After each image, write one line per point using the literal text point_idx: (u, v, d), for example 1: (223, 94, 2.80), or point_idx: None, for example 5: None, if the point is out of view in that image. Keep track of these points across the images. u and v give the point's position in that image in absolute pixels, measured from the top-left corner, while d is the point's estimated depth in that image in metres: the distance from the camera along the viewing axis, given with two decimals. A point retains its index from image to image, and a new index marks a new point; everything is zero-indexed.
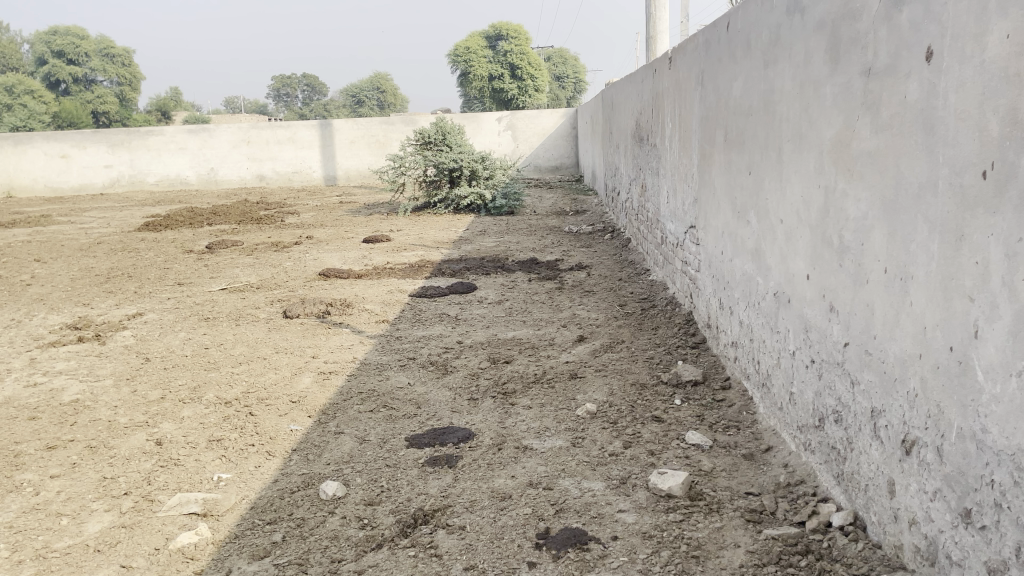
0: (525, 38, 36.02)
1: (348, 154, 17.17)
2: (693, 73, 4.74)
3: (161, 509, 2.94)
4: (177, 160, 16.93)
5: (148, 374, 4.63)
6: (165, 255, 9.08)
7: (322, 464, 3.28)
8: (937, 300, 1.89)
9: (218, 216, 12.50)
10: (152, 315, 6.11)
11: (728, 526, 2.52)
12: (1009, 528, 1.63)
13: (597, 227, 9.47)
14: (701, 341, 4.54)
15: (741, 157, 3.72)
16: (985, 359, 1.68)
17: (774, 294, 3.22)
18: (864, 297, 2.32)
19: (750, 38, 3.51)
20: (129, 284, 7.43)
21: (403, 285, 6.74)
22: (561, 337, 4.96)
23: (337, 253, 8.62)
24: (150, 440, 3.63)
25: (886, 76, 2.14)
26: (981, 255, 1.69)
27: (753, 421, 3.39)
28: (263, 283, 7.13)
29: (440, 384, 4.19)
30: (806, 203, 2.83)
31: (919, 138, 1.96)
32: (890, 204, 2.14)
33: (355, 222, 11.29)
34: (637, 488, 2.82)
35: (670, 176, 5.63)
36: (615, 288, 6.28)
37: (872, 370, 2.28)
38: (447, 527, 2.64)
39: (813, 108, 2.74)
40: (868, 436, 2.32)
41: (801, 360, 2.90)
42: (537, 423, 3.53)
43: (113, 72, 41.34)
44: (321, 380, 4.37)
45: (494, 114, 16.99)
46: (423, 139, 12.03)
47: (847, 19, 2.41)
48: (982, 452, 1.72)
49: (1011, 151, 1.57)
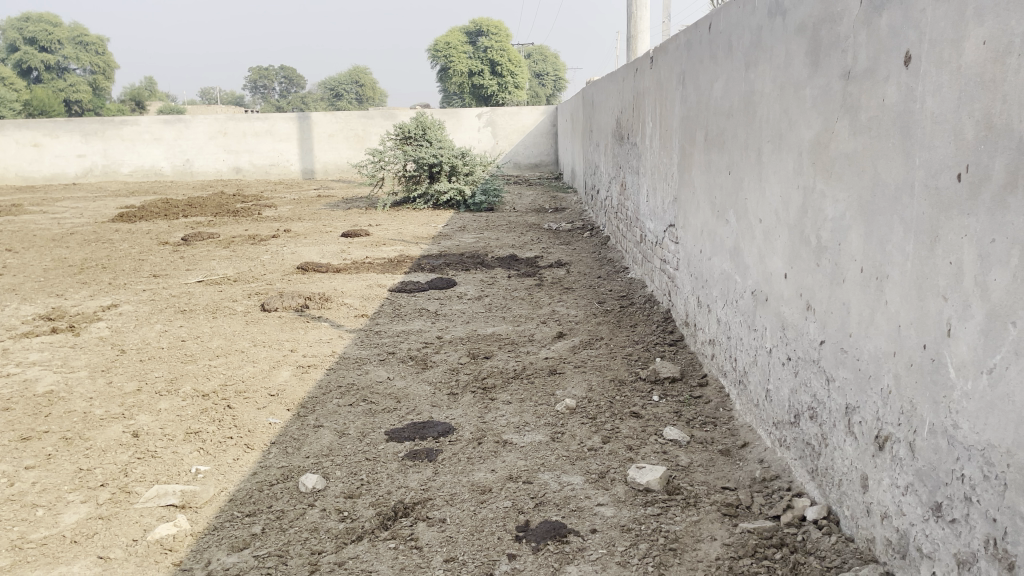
0: (505, 35, 35.95)
1: (327, 147, 17.07)
2: (675, 73, 4.77)
3: (138, 500, 2.93)
4: (152, 150, 16.73)
5: (124, 365, 4.59)
6: (140, 247, 8.99)
7: (302, 456, 3.28)
8: (912, 300, 1.93)
9: (193, 208, 12.39)
10: (127, 306, 6.05)
11: (705, 519, 2.56)
12: (979, 521, 1.67)
13: (576, 225, 9.51)
14: (679, 338, 4.59)
15: (720, 157, 3.77)
16: (957, 357, 1.73)
17: (752, 293, 3.27)
18: (841, 295, 2.37)
19: (732, 39, 3.56)
20: (103, 275, 7.34)
21: (382, 280, 6.74)
22: (540, 333, 4.99)
23: (316, 247, 8.59)
24: (127, 432, 3.61)
25: (865, 80, 2.19)
26: (955, 255, 1.74)
27: (729, 417, 3.44)
28: (240, 276, 7.08)
29: (420, 378, 4.20)
30: (785, 204, 2.87)
31: (896, 140, 2.01)
32: (867, 205, 2.19)
33: (333, 216, 11.25)
34: (616, 482, 2.86)
35: (650, 175, 5.69)
36: (593, 285, 6.33)
37: (847, 368, 2.33)
38: (427, 520, 2.65)
39: (793, 109, 2.78)
40: (842, 432, 2.37)
41: (778, 357, 2.95)
42: (517, 418, 3.55)
43: (87, 60, 40.73)
44: (300, 374, 4.36)
45: (474, 110, 16.98)
46: (403, 134, 12.00)
47: (827, 23, 2.46)
48: (953, 447, 1.76)
49: (986, 154, 1.62)
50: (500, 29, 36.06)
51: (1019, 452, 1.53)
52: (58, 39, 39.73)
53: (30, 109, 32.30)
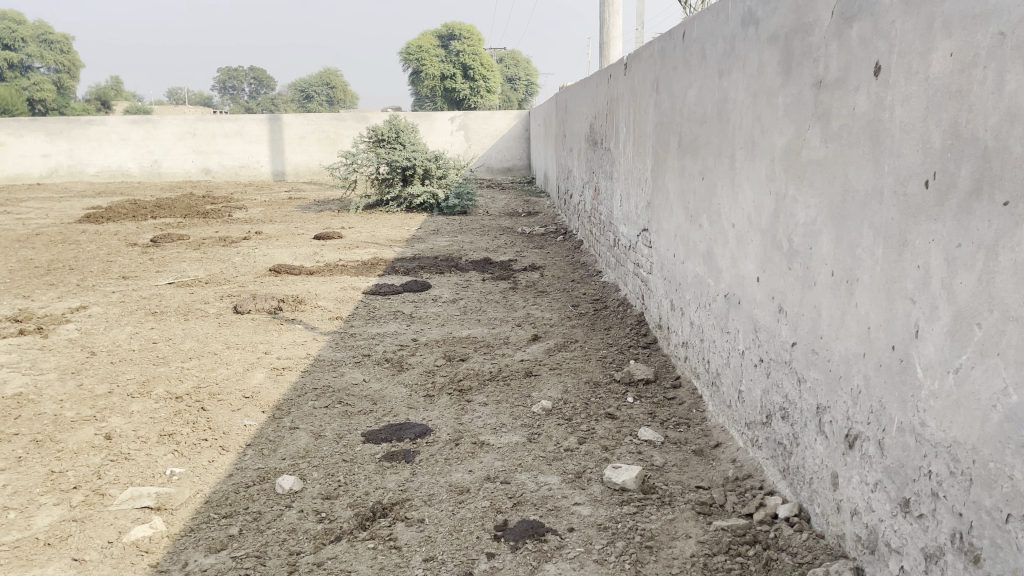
0: (478, 39, 35.99)
1: (299, 149, 16.97)
2: (649, 79, 4.84)
3: (113, 502, 2.91)
4: (119, 151, 16.49)
5: (95, 367, 4.54)
6: (108, 248, 8.87)
7: (278, 458, 3.27)
8: (881, 302, 1.99)
9: (162, 209, 12.24)
10: (96, 308, 5.98)
11: (680, 518, 2.61)
12: (945, 516, 1.73)
13: (550, 229, 9.57)
14: (653, 341, 4.65)
15: (694, 163, 3.83)
16: (925, 357, 1.79)
17: (725, 296, 3.33)
18: (812, 298, 2.43)
19: (706, 47, 3.62)
20: (71, 277, 7.24)
21: (356, 282, 6.73)
22: (515, 335, 5.02)
23: (288, 250, 8.54)
24: (99, 434, 3.57)
25: (836, 89, 2.26)
26: (922, 259, 1.80)
27: (702, 419, 3.50)
28: (212, 278, 7.02)
29: (396, 380, 4.22)
30: (757, 208, 2.94)
31: (866, 147, 2.07)
32: (838, 210, 2.25)
33: (305, 218, 11.19)
34: (592, 482, 2.90)
35: (624, 180, 5.75)
36: (568, 289, 6.37)
37: (818, 368, 2.40)
38: (406, 520, 2.67)
39: (765, 117, 2.85)
40: (813, 431, 2.43)
41: (750, 359, 3.01)
42: (493, 419, 3.58)
43: (51, 59, 40.00)
44: (275, 376, 4.34)
45: (447, 113, 16.99)
46: (376, 137, 11.98)
47: (799, 33, 2.53)
48: (921, 445, 1.82)
49: (952, 162, 1.68)
50: (469, 32, 36.04)
51: (984, 448, 1.59)
52: (22, 37, 39.00)
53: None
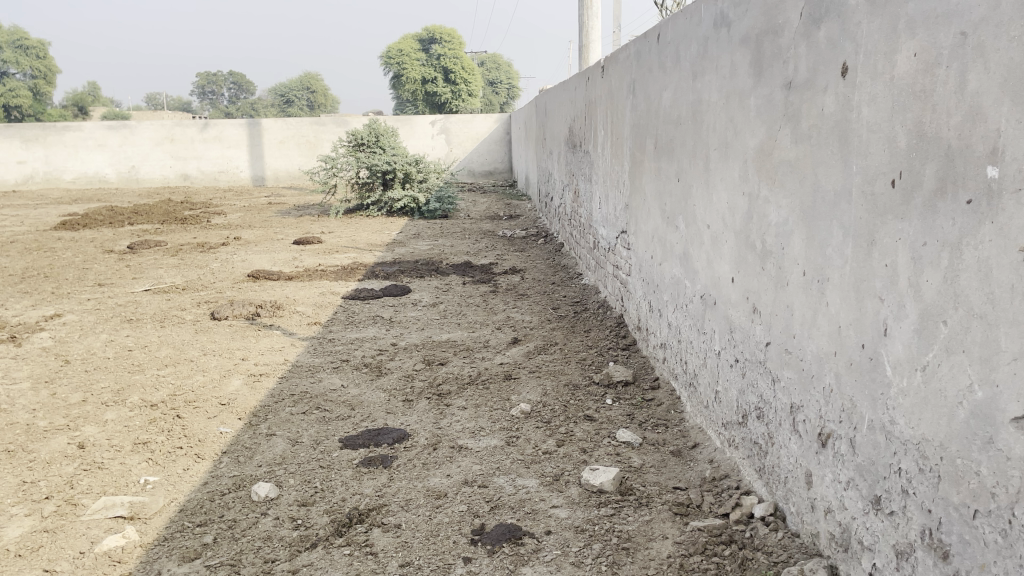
0: (459, 43, 36.02)
1: (278, 154, 16.88)
2: (625, 81, 4.85)
3: (85, 512, 2.87)
4: (96, 157, 16.34)
5: (69, 376, 4.48)
6: (84, 255, 8.77)
7: (254, 465, 3.24)
8: (851, 301, 2.01)
9: (139, 215, 12.12)
10: (71, 316, 5.91)
11: (657, 519, 2.61)
12: (915, 512, 1.74)
13: (531, 232, 9.57)
14: (632, 343, 4.66)
15: (670, 164, 3.84)
16: (894, 355, 1.81)
17: (701, 297, 3.35)
18: (785, 298, 2.44)
19: (679, 49, 3.64)
20: (46, 284, 7.16)
21: (334, 287, 6.69)
22: (495, 339, 5.02)
23: (267, 255, 8.49)
24: (72, 444, 3.53)
25: (806, 90, 2.27)
26: (890, 258, 1.81)
27: (680, 419, 3.51)
28: (189, 284, 6.96)
29: (374, 385, 4.19)
30: (731, 209, 2.95)
31: (835, 148, 2.09)
32: (808, 210, 2.27)
33: (285, 223, 11.13)
34: (570, 484, 2.89)
35: (602, 183, 5.77)
36: (548, 292, 6.38)
37: (791, 368, 2.41)
38: (382, 526, 2.65)
39: (738, 118, 2.86)
40: (787, 430, 2.44)
41: (726, 359, 3.02)
42: (472, 423, 3.57)
43: (26, 65, 39.50)
44: (252, 383, 4.30)
45: (428, 117, 16.98)
46: (356, 141, 11.94)
47: (769, 35, 2.55)
48: (891, 442, 1.83)
49: (917, 161, 1.70)
50: (452, 36, 35.93)
51: (951, 444, 1.61)
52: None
53: None
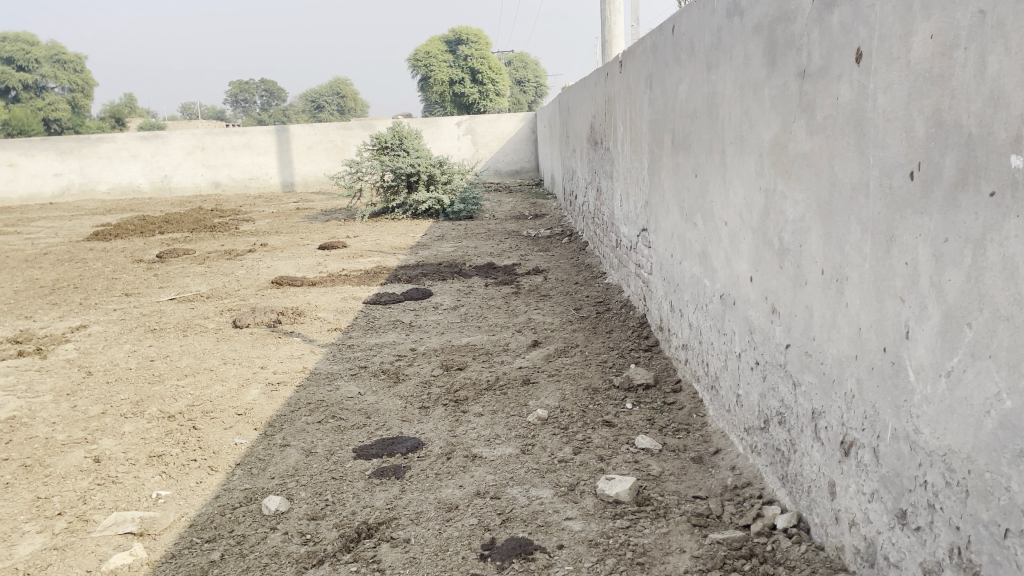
0: (485, 43, 36.01)
1: (306, 159, 16.96)
2: (642, 76, 4.73)
3: (96, 529, 2.85)
4: (129, 167, 16.57)
5: (90, 388, 4.49)
6: (114, 265, 8.86)
7: (266, 478, 3.19)
8: (871, 302, 1.89)
9: (170, 224, 12.25)
10: (97, 327, 5.94)
11: (674, 531, 2.50)
12: (943, 528, 1.62)
13: (556, 231, 9.46)
14: (654, 344, 4.55)
15: (687, 160, 3.73)
16: (916, 360, 1.68)
17: (721, 297, 3.22)
18: (804, 298, 2.32)
19: (694, 41, 3.52)
20: (75, 295, 7.23)
21: (357, 292, 6.65)
22: (515, 342, 4.93)
23: (292, 261, 8.49)
24: (88, 457, 3.51)
25: (820, 78, 2.15)
26: (910, 255, 1.69)
27: (702, 424, 3.39)
28: (214, 292, 6.98)
29: (391, 393, 4.12)
30: (747, 206, 2.83)
31: (851, 140, 1.97)
32: (825, 205, 2.15)
33: (311, 228, 11.16)
34: (585, 494, 2.80)
35: (623, 180, 5.66)
36: (571, 292, 6.27)
37: (812, 372, 2.29)
38: (391, 540, 2.58)
39: (753, 110, 2.74)
40: (809, 437, 2.32)
41: (746, 362, 2.90)
42: (488, 431, 3.48)
43: (64, 79, 40.17)
44: (269, 392, 4.26)
45: (453, 118, 16.95)
46: (380, 144, 11.93)
47: (782, 22, 2.43)
48: (915, 453, 1.71)
49: (936, 151, 1.57)
50: (478, 36, 35.94)
51: (979, 457, 1.48)
52: (35, 58, 39.26)
53: (8, 130, 31.60)
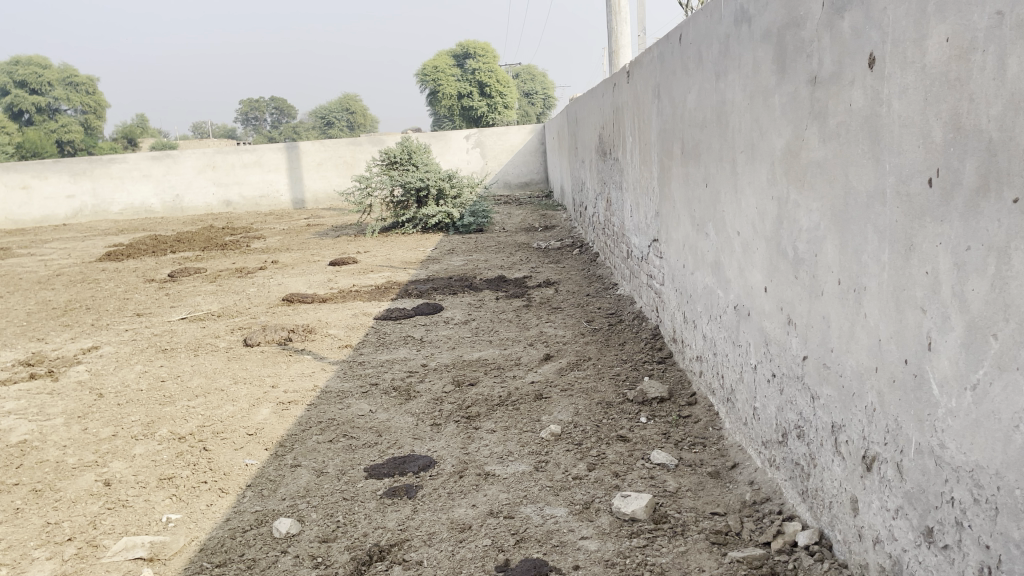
0: (493, 56, 36.31)
1: (316, 176, 17.02)
2: (650, 85, 4.70)
3: (106, 554, 2.82)
4: (141, 188, 16.69)
5: (101, 410, 4.47)
6: (126, 285, 8.89)
7: (277, 499, 3.16)
8: (890, 312, 1.83)
9: (181, 243, 12.30)
10: (108, 348, 5.93)
11: (693, 550, 2.44)
12: (972, 546, 1.56)
13: (566, 243, 9.43)
14: (668, 355, 4.49)
15: (697, 169, 3.68)
16: (939, 372, 1.63)
17: (734, 308, 3.17)
18: (820, 309, 2.27)
19: (701, 49, 3.49)
20: (87, 316, 7.24)
21: (368, 308, 6.63)
22: (527, 356, 4.89)
23: (302, 278, 8.48)
24: (99, 481, 3.49)
25: (831, 84, 2.11)
26: (930, 264, 1.64)
27: (719, 437, 3.34)
28: (225, 311, 6.97)
29: (402, 410, 4.08)
30: (760, 215, 2.79)
31: (865, 146, 1.92)
32: (840, 214, 2.10)
33: (321, 245, 11.17)
34: (600, 512, 2.75)
35: (633, 191, 5.62)
36: (582, 304, 6.23)
37: (830, 384, 2.23)
38: (403, 563, 2.54)
39: (763, 118, 2.70)
40: (829, 451, 2.26)
41: (762, 374, 2.84)
42: (500, 447, 3.44)
43: (77, 101, 40.53)
44: (280, 411, 4.23)
45: (462, 132, 16.99)
46: (389, 160, 11.95)
47: (792, 28, 2.39)
48: (941, 468, 1.65)
49: (955, 157, 1.53)
50: (487, 50, 36.37)
51: (1008, 473, 1.42)
52: (48, 81, 39.70)
53: (21, 152, 31.95)
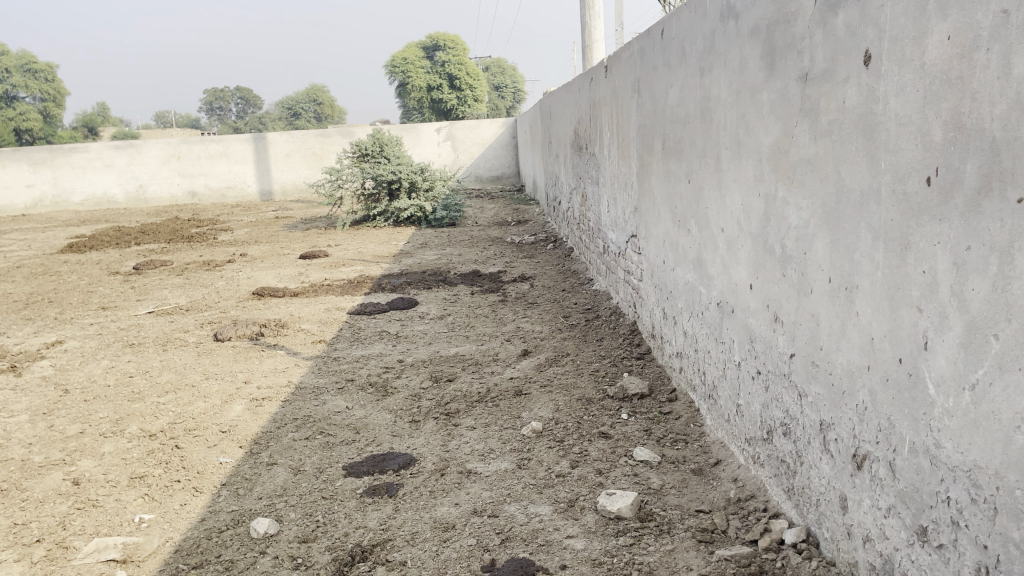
0: (463, 49, 36.15)
1: (284, 167, 16.79)
2: (629, 80, 4.68)
3: (76, 556, 2.74)
4: (104, 178, 16.32)
5: (67, 407, 4.34)
6: (89, 278, 8.67)
7: (254, 498, 3.09)
8: (884, 311, 1.83)
9: (146, 235, 12.05)
10: (73, 342, 5.78)
11: (680, 548, 2.43)
12: (968, 546, 1.56)
13: (539, 237, 9.40)
14: (646, 351, 4.49)
15: (679, 165, 3.67)
16: (936, 371, 1.63)
17: (717, 305, 3.17)
18: (809, 307, 2.26)
19: (685, 44, 3.47)
20: (50, 310, 7.04)
21: (341, 303, 6.54)
22: (505, 351, 4.85)
23: (273, 271, 8.35)
24: (66, 480, 3.39)
25: (823, 81, 2.10)
26: (927, 263, 1.64)
27: (700, 434, 3.34)
28: (193, 304, 6.83)
29: (380, 406, 4.03)
30: (746, 212, 2.78)
31: (860, 144, 1.91)
32: (831, 212, 2.09)
33: (291, 237, 11.01)
34: (585, 510, 2.73)
35: (610, 186, 5.61)
36: (558, 299, 6.21)
37: (819, 382, 2.23)
38: (387, 563, 2.50)
39: (750, 115, 2.69)
40: (817, 449, 2.26)
41: (746, 371, 2.85)
42: (481, 445, 3.40)
43: (35, 89, 39.49)
44: (253, 408, 4.14)
45: (433, 125, 16.87)
46: (360, 152, 11.80)
47: (781, 24, 2.38)
48: (937, 468, 1.65)
49: (956, 156, 1.52)
50: (456, 41, 35.56)
51: (1008, 473, 1.43)
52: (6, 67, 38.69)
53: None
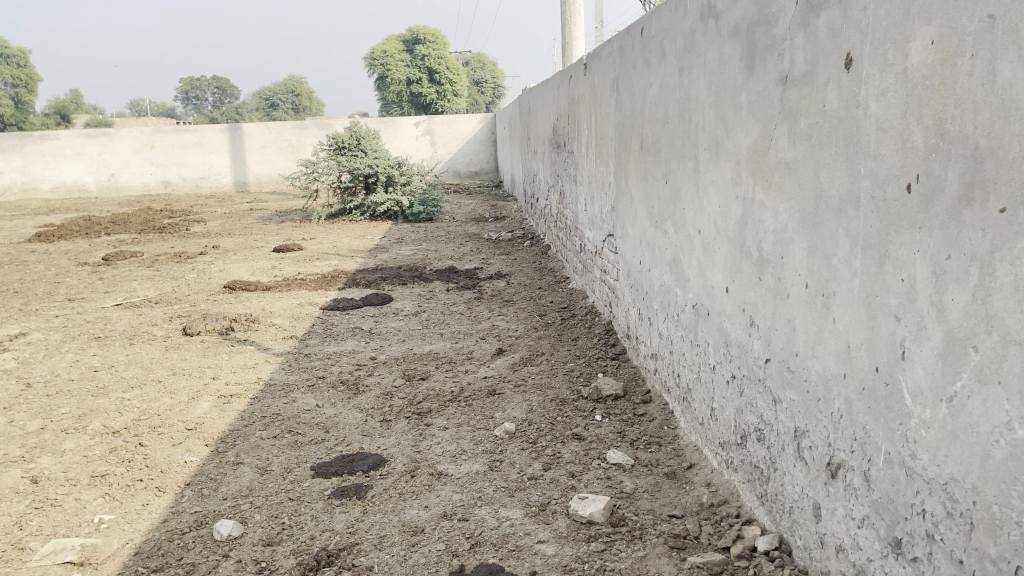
0: (443, 43, 35.88)
1: (260, 159, 16.59)
2: (608, 78, 4.64)
3: (32, 558, 2.65)
4: (75, 165, 16.03)
5: (28, 402, 4.23)
6: (56, 268, 8.48)
7: (218, 499, 3.01)
8: (861, 319, 1.80)
9: (116, 225, 11.83)
10: (37, 334, 5.64)
11: (652, 555, 2.40)
12: (943, 561, 1.54)
13: (516, 234, 9.35)
14: (621, 352, 4.46)
15: (656, 165, 3.64)
16: (913, 382, 1.60)
17: (693, 307, 3.14)
18: (785, 312, 2.24)
19: (665, 43, 3.43)
20: (15, 300, 6.87)
21: (314, 298, 6.45)
22: (479, 350, 4.80)
23: (246, 264, 8.23)
24: (25, 478, 3.29)
25: (804, 84, 2.06)
26: (906, 272, 1.61)
27: (674, 436, 3.31)
28: (163, 297, 6.69)
29: (351, 405, 3.96)
30: (723, 214, 2.75)
31: (839, 148, 1.88)
32: (809, 218, 2.06)
33: (265, 230, 10.86)
34: (557, 515, 2.69)
35: (587, 184, 5.57)
36: (534, 297, 6.17)
37: (795, 389, 2.20)
38: (353, 569, 2.44)
39: (729, 116, 2.66)
40: (791, 456, 2.23)
41: (721, 374, 2.81)
42: (453, 446, 3.35)
43: (6, 73, 38.48)
44: (221, 405, 4.05)
45: (411, 119, 16.75)
46: (336, 145, 11.67)
47: (762, 25, 2.34)
48: (912, 479, 1.63)
49: (938, 164, 1.49)
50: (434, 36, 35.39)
51: (985, 488, 1.40)
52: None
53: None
